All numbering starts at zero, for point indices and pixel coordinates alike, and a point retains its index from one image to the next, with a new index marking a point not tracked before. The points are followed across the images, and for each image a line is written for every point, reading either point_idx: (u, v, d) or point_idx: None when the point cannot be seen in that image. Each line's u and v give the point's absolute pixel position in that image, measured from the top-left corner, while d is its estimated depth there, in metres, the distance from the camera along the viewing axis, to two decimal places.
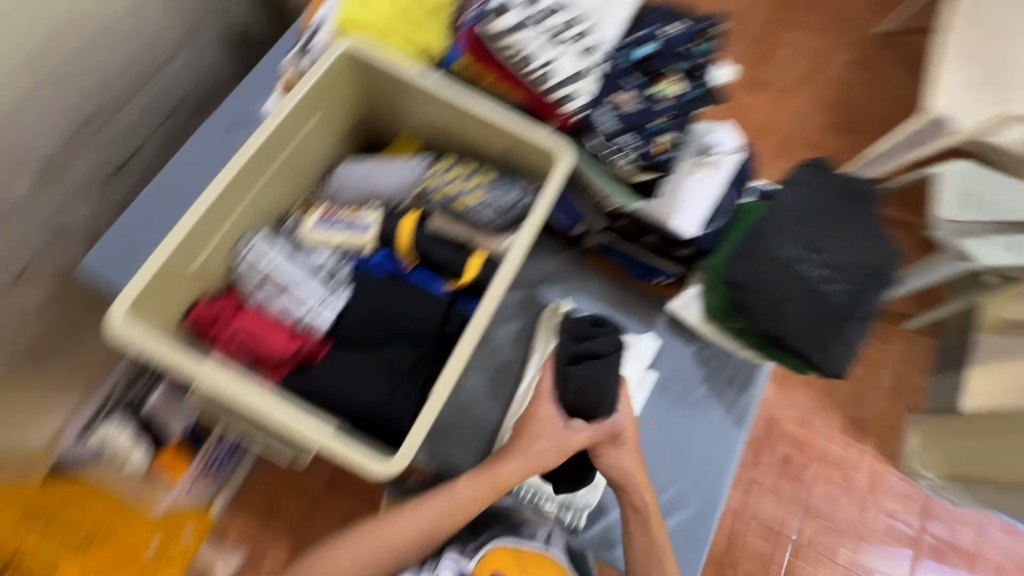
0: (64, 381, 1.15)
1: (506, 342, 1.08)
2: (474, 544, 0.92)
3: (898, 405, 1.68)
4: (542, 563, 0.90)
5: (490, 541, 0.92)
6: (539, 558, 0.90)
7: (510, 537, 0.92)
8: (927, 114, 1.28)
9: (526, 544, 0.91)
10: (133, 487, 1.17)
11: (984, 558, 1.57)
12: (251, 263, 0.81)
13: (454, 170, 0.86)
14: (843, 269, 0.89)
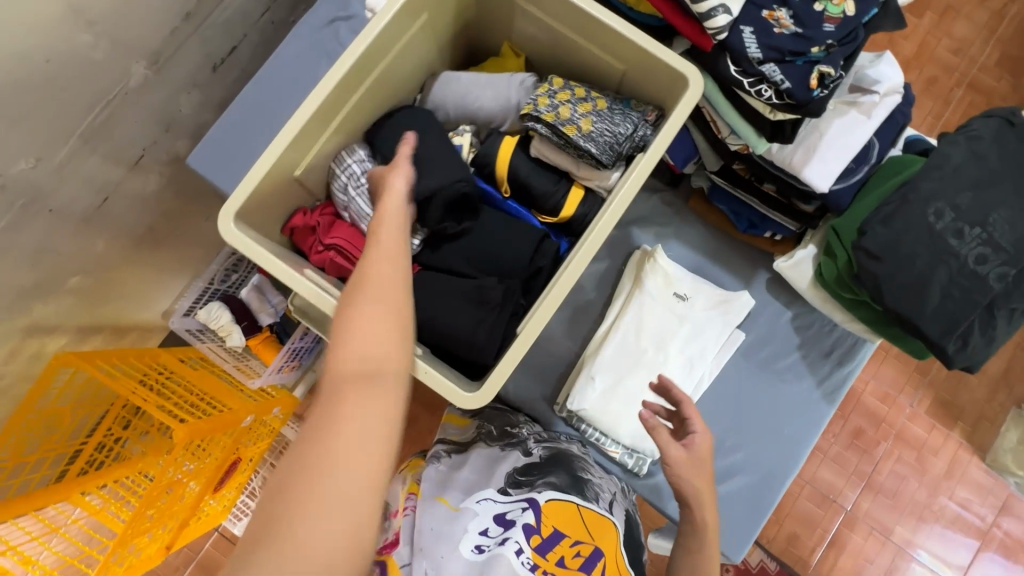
0: (174, 261, 1.26)
1: (587, 280, 1.04)
2: (544, 483, 0.78)
3: (999, 396, 1.54)
4: (609, 530, 0.76)
5: (558, 489, 0.78)
6: (602, 522, 0.77)
7: (575, 494, 0.77)
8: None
9: (593, 507, 0.78)
10: (230, 365, 1.29)
11: None
12: (345, 180, 0.81)
13: (564, 90, 0.77)
14: (1007, 250, 0.75)
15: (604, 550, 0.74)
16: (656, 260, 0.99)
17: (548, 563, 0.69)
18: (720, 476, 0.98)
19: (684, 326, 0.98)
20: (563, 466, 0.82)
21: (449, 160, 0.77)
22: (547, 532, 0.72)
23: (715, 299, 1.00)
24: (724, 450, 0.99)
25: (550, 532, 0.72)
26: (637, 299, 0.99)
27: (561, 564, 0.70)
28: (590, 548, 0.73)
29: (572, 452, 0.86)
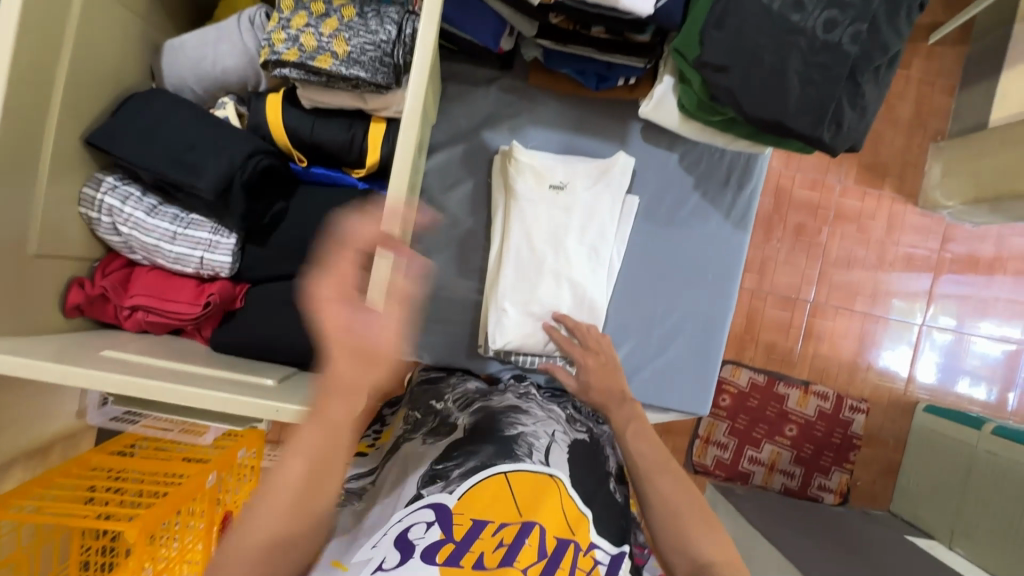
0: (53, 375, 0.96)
1: (465, 207, 0.94)
2: (461, 470, 0.71)
3: (917, 138, 1.54)
4: (547, 489, 0.70)
5: (478, 470, 0.71)
6: (538, 477, 0.71)
7: (502, 462, 0.72)
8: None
9: (523, 468, 0.72)
10: (176, 431, 1.11)
11: (1003, 262, 1.57)
12: (111, 220, 0.64)
13: (298, 14, 0.62)
14: (857, 5, 0.65)
15: (540, 518, 0.67)
16: (517, 156, 0.88)
17: (465, 571, 0.61)
18: (664, 342, 0.96)
19: (574, 215, 0.90)
20: (486, 436, 0.76)
21: (209, 153, 0.62)
22: (460, 535, 0.65)
23: (594, 174, 0.90)
24: (659, 318, 0.96)
25: (467, 529, 0.65)
26: (516, 207, 0.89)
27: (481, 564, 0.62)
28: (517, 525, 0.66)
29: (502, 408, 0.82)
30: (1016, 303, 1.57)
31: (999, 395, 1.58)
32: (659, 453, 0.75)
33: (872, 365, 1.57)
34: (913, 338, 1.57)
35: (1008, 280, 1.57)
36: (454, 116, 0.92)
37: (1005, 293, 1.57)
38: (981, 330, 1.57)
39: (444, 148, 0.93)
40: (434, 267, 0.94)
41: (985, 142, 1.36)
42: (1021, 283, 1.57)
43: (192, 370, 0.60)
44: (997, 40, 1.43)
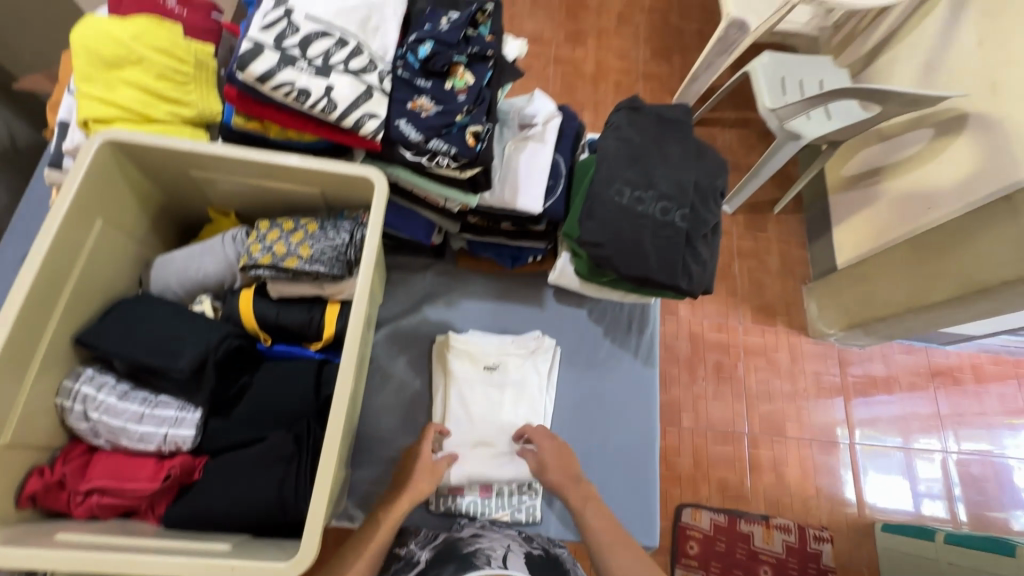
0: None
1: (411, 371, 1.06)
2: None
3: (789, 282, 1.89)
4: None
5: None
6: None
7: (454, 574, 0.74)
8: (727, 21, 1.63)
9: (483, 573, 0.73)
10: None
11: (897, 379, 1.79)
12: (82, 408, 0.71)
13: (273, 230, 0.80)
14: (679, 196, 0.94)
15: None
16: (453, 342, 1.03)
17: None
18: (603, 474, 1.04)
19: (507, 391, 1.03)
20: (445, 558, 0.80)
21: (186, 340, 0.73)
22: None
23: (523, 351, 1.05)
24: (594, 449, 1.05)
25: None
26: (453, 386, 1.01)
27: None
28: None
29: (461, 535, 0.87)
30: (925, 416, 1.75)
31: (949, 511, 1.67)
32: (613, 534, 0.86)
33: (820, 489, 1.65)
34: (848, 458, 1.69)
35: (905, 393, 1.78)
36: (398, 297, 1.10)
37: (909, 405, 1.76)
38: (906, 445, 1.72)
39: (391, 322, 1.09)
40: (385, 429, 1.01)
41: (842, 278, 1.70)
42: (917, 395, 1.78)
43: (139, 544, 0.61)
44: (823, 206, 1.90)
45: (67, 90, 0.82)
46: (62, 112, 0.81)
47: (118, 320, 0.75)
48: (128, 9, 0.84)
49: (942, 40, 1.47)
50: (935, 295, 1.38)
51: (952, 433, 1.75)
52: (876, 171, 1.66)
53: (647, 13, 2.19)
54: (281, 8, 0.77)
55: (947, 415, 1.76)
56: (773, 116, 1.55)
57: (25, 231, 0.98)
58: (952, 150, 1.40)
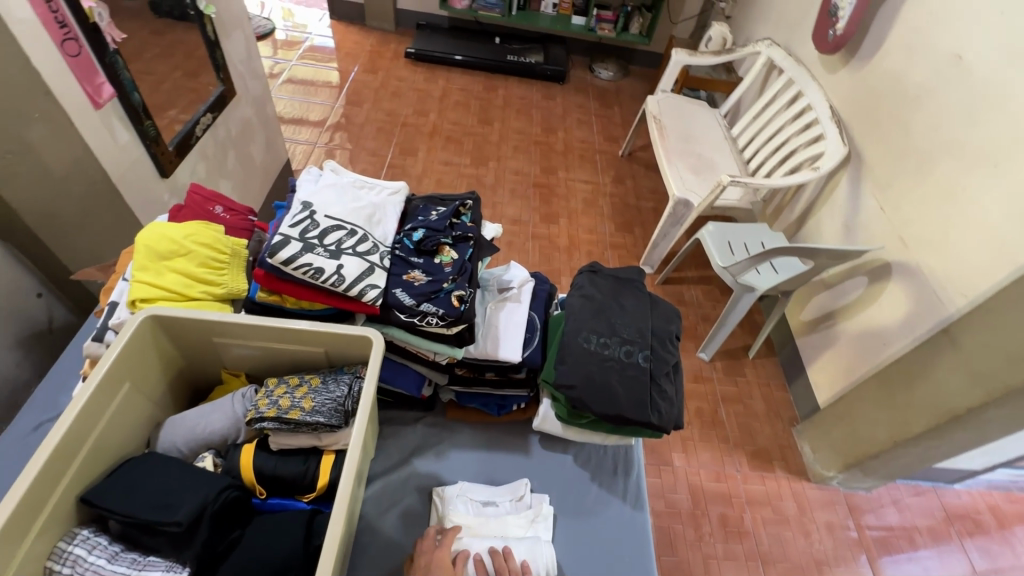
0: None
1: (402, 529, 1.05)
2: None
3: (779, 425, 1.93)
4: None
5: None
6: None
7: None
8: (673, 199, 2.01)
9: None
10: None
11: (916, 528, 1.72)
12: (70, 571, 0.72)
13: (280, 386, 0.90)
14: (640, 340, 1.08)
15: None
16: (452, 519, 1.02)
17: None
18: None
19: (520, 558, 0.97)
20: None
21: (186, 494, 0.77)
22: None
23: (523, 522, 1.04)
24: None
25: None
26: None
27: None
28: None
29: None
30: (961, 572, 1.64)
31: None
32: None
33: None
34: None
35: (932, 544, 1.69)
36: (390, 451, 1.15)
37: (938, 557, 1.67)
38: None
39: (382, 477, 1.11)
40: None
41: (825, 417, 1.75)
42: (944, 546, 1.69)
43: None
44: (793, 350, 2.04)
45: (122, 277, 0.99)
46: (114, 295, 0.97)
47: (122, 480, 0.79)
48: (184, 216, 1.06)
49: (848, 206, 1.79)
50: (915, 426, 1.42)
51: None
52: (830, 315, 1.83)
53: (609, 198, 2.61)
54: (306, 211, 0.99)
55: (984, 569, 1.65)
56: (727, 272, 1.78)
57: (46, 403, 1.06)
58: (887, 295, 1.60)
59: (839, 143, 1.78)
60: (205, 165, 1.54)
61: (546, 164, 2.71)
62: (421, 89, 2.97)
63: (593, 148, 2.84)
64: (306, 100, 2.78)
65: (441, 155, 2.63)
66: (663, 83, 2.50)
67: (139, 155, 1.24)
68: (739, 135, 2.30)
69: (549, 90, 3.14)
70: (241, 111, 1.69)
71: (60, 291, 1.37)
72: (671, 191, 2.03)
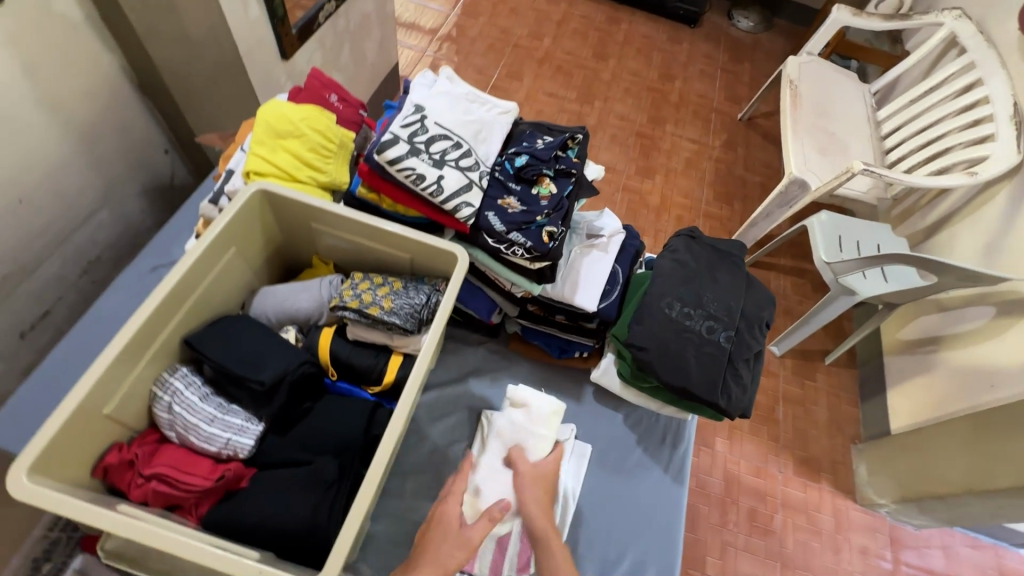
0: None
1: (446, 439, 1.10)
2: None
3: (838, 439, 1.82)
4: None
5: None
6: None
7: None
8: (788, 177, 1.82)
9: None
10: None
11: None
12: (170, 399, 0.81)
13: (365, 282, 0.93)
14: (726, 319, 1.01)
15: None
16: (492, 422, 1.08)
17: None
18: None
19: None
20: None
21: (271, 358, 0.83)
22: None
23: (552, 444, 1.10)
24: (612, 562, 1.02)
25: None
26: None
27: None
28: None
29: None
30: None
31: None
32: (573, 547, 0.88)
33: None
34: None
35: None
36: (448, 366, 1.18)
37: None
38: None
39: (438, 387, 1.16)
40: (410, 488, 1.04)
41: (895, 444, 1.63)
42: None
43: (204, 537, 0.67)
44: (878, 367, 1.86)
45: (240, 148, 1.04)
46: (231, 163, 1.02)
47: (219, 333, 0.87)
48: (302, 100, 1.08)
49: (999, 226, 1.54)
50: (995, 481, 1.29)
51: None
52: (933, 340, 1.64)
53: (713, 163, 2.41)
54: (418, 114, 0.97)
55: None
56: (828, 269, 1.62)
57: (162, 250, 1.18)
58: (1013, 334, 1.40)
59: (1011, 149, 1.50)
60: (321, 53, 1.55)
61: (654, 114, 2.52)
62: (541, 10, 2.79)
63: (710, 106, 2.60)
64: (422, 3, 2.71)
65: (547, 85, 2.50)
66: (812, 43, 2.19)
67: (265, 33, 1.26)
68: (887, 120, 2.00)
69: (677, 33, 2.85)
70: (363, 4, 1.66)
71: (182, 152, 1.47)
72: (788, 169, 1.83)
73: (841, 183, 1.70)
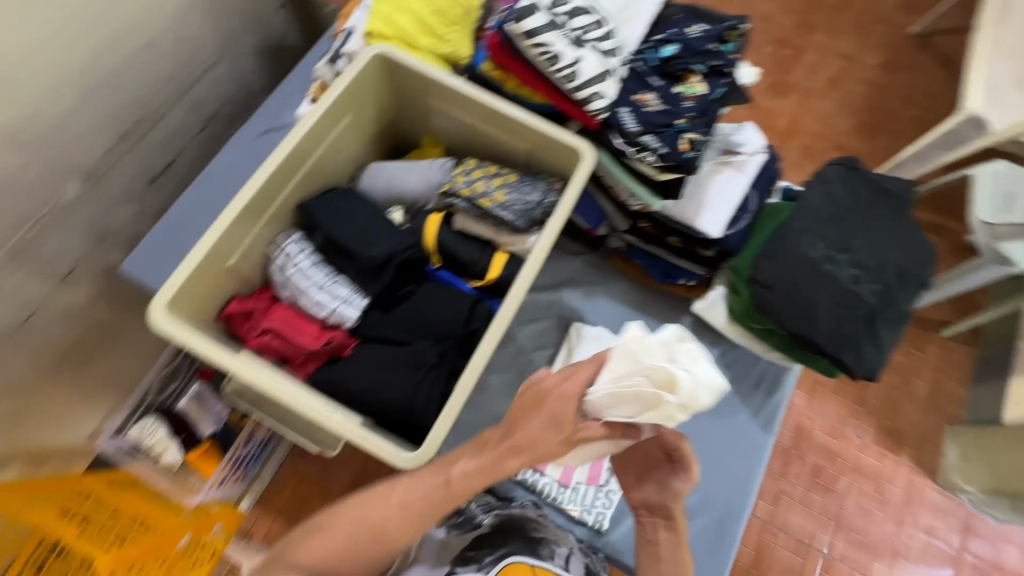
0: (87, 391, 1.19)
1: (528, 344, 1.09)
2: (492, 556, 0.79)
3: (934, 418, 1.59)
4: None
5: (510, 556, 0.78)
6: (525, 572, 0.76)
7: (528, 555, 0.79)
8: (966, 112, 1.31)
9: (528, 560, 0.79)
10: (166, 481, 1.22)
11: None
12: (283, 261, 0.84)
13: (478, 170, 0.88)
14: (875, 270, 0.87)
15: None
16: (583, 335, 1.07)
17: None
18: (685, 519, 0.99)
19: None
20: (511, 532, 0.83)
21: (379, 234, 0.83)
22: None
23: None
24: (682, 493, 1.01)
25: None
26: None
27: None
28: None
29: (523, 515, 0.88)
30: None
31: None
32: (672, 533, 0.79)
33: None
34: None
35: None
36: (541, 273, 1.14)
37: None
38: None
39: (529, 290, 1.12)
40: (491, 384, 1.06)
41: (1004, 433, 1.43)
42: None
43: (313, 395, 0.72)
44: (1005, 349, 1.54)
45: (360, 5, 0.96)
46: (351, 21, 0.95)
47: (329, 203, 0.86)
48: None
49: None
50: None
51: None
52: None
53: (864, 86, 2.02)
54: None
55: None
56: (986, 232, 1.28)
57: (274, 113, 1.17)
58: None
59: None
60: None
61: (805, 18, 2.11)
62: None
63: (879, 13, 2.12)
64: None
65: None
66: None
67: None
68: None
69: None
70: None
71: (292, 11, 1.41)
72: (967, 102, 1.31)
73: None
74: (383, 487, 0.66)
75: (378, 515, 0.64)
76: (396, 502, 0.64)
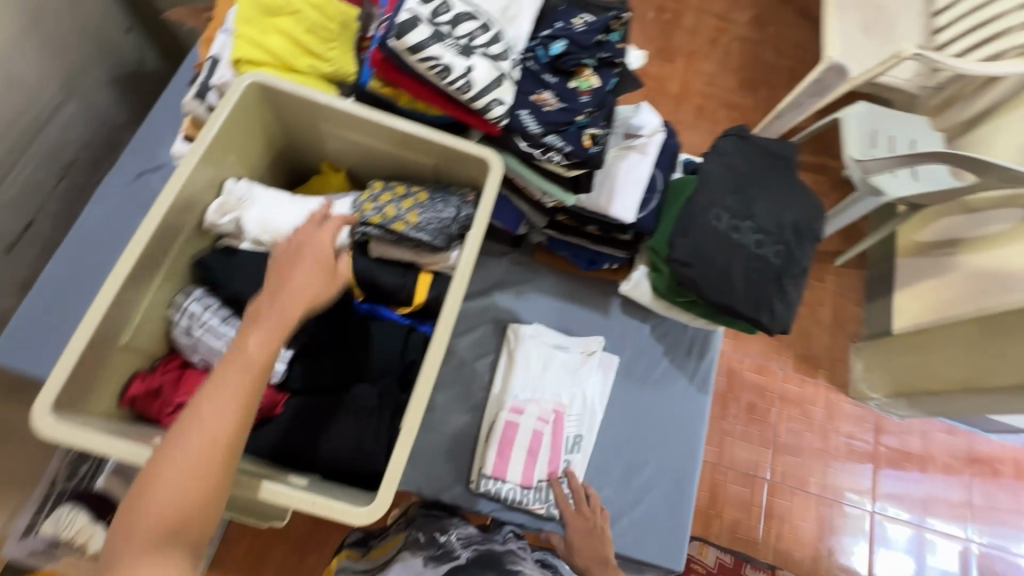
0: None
1: (467, 352, 1.08)
2: None
3: (839, 337, 1.74)
4: None
5: None
6: None
7: None
8: (824, 63, 1.39)
9: None
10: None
11: (932, 458, 1.66)
12: (188, 323, 0.77)
13: (386, 192, 0.84)
14: (775, 231, 0.95)
15: None
16: (521, 333, 1.08)
17: None
18: (642, 491, 1.04)
19: (564, 373, 1.07)
20: (488, 565, 0.85)
21: None
22: None
23: (580, 353, 1.09)
24: (638, 466, 1.06)
25: None
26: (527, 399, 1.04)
27: None
28: None
29: (500, 550, 0.90)
30: (955, 502, 1.63)
31: None
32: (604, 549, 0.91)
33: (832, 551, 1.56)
34: (865, 530, 1.59)
35: (940, 475, 1.65)
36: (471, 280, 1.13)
37: (944, 486, 1.64)
38: (942, 529, 1.60)
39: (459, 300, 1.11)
40: (439, 403, 1.04)
41: (898, 342, 1.56)
42: (951, 480, 1.65)
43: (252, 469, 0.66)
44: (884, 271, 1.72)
45: (223, 29, 0.89)
46: (215, 49, 0.87)
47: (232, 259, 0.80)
48: None
49: None
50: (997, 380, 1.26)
51: (976, 527, 1.62)
52: (951, 242, 1.47)
53: (739, 44, 2.15)
54: None
55: (977, 505, 1.63)
56: (857, 166, 1.37)
57: (147, 153, 1.05)
58: None
59: None
60: None
61: None
62: None
63: None
64: None
65: None
66: None
67: None
68: None
69: None
70: None
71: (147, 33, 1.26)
72: (826, 52, 1.40)
73: (887, 70, 1.34)
74: (188, 415, 0.57)
75: (204, 443, 0.55)
76: (222, 417, 0.57)
